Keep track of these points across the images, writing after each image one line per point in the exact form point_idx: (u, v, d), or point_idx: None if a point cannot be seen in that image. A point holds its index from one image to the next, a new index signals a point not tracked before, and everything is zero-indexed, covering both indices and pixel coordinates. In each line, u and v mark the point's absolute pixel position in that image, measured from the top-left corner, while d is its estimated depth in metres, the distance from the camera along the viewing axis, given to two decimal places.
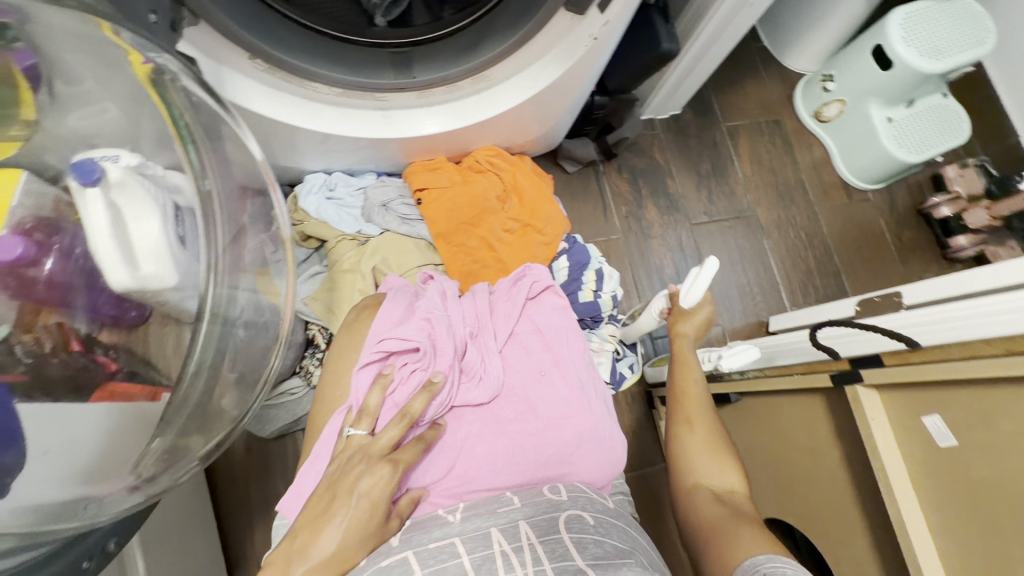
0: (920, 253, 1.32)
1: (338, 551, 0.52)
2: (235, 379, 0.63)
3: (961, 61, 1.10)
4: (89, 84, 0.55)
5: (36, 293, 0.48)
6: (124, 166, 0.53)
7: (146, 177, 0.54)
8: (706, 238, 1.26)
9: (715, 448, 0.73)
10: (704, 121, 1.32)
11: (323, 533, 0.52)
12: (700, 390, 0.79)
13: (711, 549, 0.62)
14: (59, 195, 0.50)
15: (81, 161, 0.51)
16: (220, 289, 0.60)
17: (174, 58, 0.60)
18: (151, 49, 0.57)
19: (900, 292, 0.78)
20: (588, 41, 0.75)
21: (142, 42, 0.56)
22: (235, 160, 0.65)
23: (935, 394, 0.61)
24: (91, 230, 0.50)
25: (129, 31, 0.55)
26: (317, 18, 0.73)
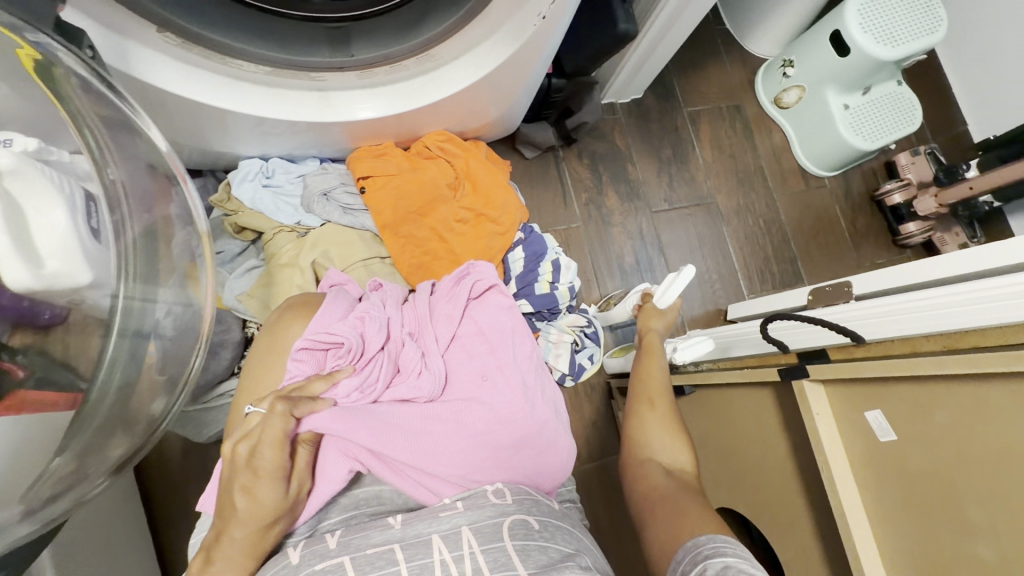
0: (872, 240, 1.34)
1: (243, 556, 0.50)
2: (163, 380, 0.58)
3: (915, 49, 1.10)
4: None
5: None
6: (19, 151, 0.47)
7: (48, 164, 0.49)
8: (666, 226, 1.25)
9: (671, 428, 0.72)
10: (665, 105, 1.30)
11: (224, 536, 0.50)
12: (662, 374, 0.78)
13: (668, 520, 0.60)
14: None
15: None
16: (131, 297, 0.53)
17: (58, 40, 0.53)
18: (28, 31, 0.51)
19: (850, 282, 0.78)
20: (536, 20, 0.70)
21: (16, 23, 0.50)
22: (144, 148, 0.58)
23: (873, 391, 0.62)
24: None
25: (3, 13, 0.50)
26: None
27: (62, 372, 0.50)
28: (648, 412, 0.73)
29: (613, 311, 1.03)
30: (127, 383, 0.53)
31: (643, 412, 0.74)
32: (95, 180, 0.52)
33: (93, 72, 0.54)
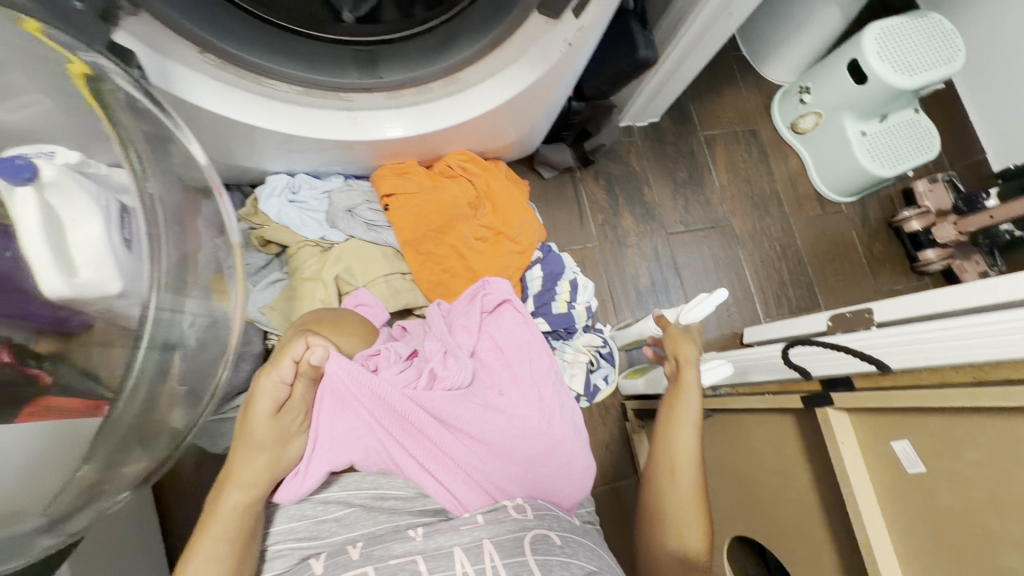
0: (890, 266, 1.34)
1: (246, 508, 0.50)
2: (183, 392, 0.58)
3: (933, 78, 1.12)
4: (15, 74, 0.51)
5: None
6: (61, 163, 0.49)
7: (86, 175, 0.51)
8: (681, 249, 1.25)
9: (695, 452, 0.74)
10: (681, 129, 1.31)
11: (234, 474, 0.50)
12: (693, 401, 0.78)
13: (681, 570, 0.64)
14: None
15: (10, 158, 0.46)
16: (161, 307, 0.53)
17: (110, 61, 0.56)
18: (84, 52, 0.54)
19: (871, 309, 0.77)
20: (563, 47, 0.73)
21: (74, 45, 0.53)
22: (181, 162, 0.59)
23: (899, 420, 0.61)
24: (23, 235, 0.46)
25: (62, 34, 0.53)
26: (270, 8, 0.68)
27: (87, 382, 0.51)
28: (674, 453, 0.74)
29: (629, 330, 1.04)
30: (152, 394, 0.53)
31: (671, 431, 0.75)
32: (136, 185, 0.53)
33: (144, 90, 0.58)
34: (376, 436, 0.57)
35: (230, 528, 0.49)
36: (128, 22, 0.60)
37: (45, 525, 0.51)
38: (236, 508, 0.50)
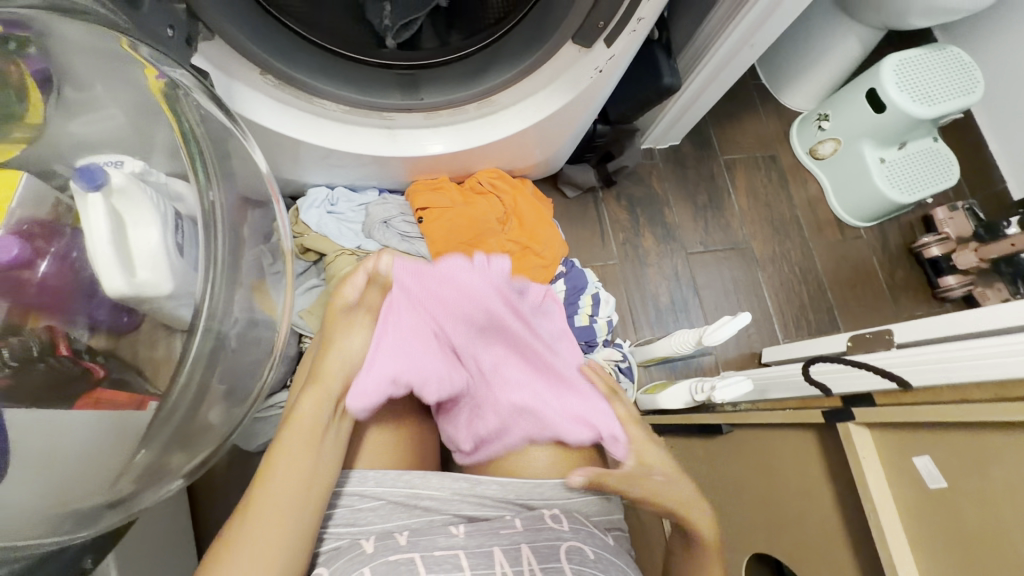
0: (910, 291, 1.34)
1: (323, 421, 0.56)
2: (224, 391, 0.61)
3: (949, 109, 1.15)
4: (98, 90, 0.57)
5: (29, 296, 0.50)
6: (127, 172, 0.54)
7: (148, 183, 0.55)
8: (701, 269, 1.27)
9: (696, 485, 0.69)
10: (701, 153, 1.35)
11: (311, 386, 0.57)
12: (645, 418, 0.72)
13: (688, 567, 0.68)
14: (59, 199, 0.52)
15: (89, 166, 0.52)
16: (213, 300, 0.60)
17: (188, 74, 0.60)
18: (166, 64, 0.58)
19: (891, 330, 0.78)
20: (594, 73, 0.78)
21: (158, 56, 0.57)
22: (240, 170, 0.64)
23: (921, 436, 0.62)
24: (88, 234, 0.51)
25: (147, 46, 0.57)
26: (325, 36, 0.75)
27: (133, 376, 0.56)
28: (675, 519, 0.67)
29: (653, 346, 1.07)
30: (202, 385, 0.60)
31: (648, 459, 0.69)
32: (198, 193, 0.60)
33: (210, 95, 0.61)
34: (429, 367, 0.63)
35: (308, 437, 0.55)
36: (203, 45, 0.66)
37: (109, 503, 0.54)
38: (313, 419, 0.56)
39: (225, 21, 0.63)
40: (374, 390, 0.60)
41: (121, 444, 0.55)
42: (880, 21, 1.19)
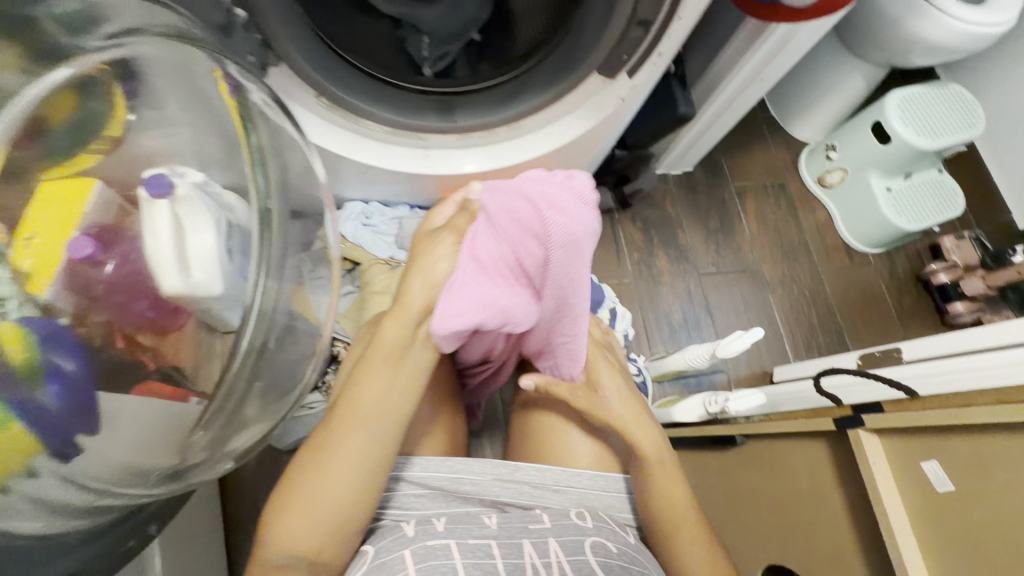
0: (918, 316, 1.37)
1: (404, 345, 0.62)
2: (262, 387, 0.67)
3: (952, 142, 1.21)
4: (171, 110, 0.62)
5: (98, 291, 0.53)
6: (190, 183, 0.62)
7: (207, 194, 0.63)
8: (713, 289, 1.32)
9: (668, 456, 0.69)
10: (713, 180, 1.41)
11: (401, 313, 0.64)
12: (616, 385, 0.72)
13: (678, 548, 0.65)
14: (123, 204, 0.57)
15: (156, 175, 0.60)
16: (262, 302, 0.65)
17: (263, 91, 0.67)
18: (246, 81, 0.65)
19: (899, 348, 0.82)
20: (617, 102, 0.84)
21: (243, 74, 0.65)
22: (296, 178, 0.71)
23: (927, 443, 0.65)
24: (152, 237, 0.58)
25: (234, 65, 0.64)
26: (374, 65, 0.83)
27: (179, 375, 0.61)
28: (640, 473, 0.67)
29: (668, 360, 1.11)
30: (249, 379, 0.65)
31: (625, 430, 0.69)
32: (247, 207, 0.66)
33: (271, 94, 0.68)
34: (513, 297, 0.65)
35: (392, 363, 0.61)
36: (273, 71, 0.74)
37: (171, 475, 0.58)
38: (397, 341, 0.62)
39: (292, 49, 0.70)
40: (463, 315, 0.62)
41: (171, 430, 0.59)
42: (884, 58, 1.26)
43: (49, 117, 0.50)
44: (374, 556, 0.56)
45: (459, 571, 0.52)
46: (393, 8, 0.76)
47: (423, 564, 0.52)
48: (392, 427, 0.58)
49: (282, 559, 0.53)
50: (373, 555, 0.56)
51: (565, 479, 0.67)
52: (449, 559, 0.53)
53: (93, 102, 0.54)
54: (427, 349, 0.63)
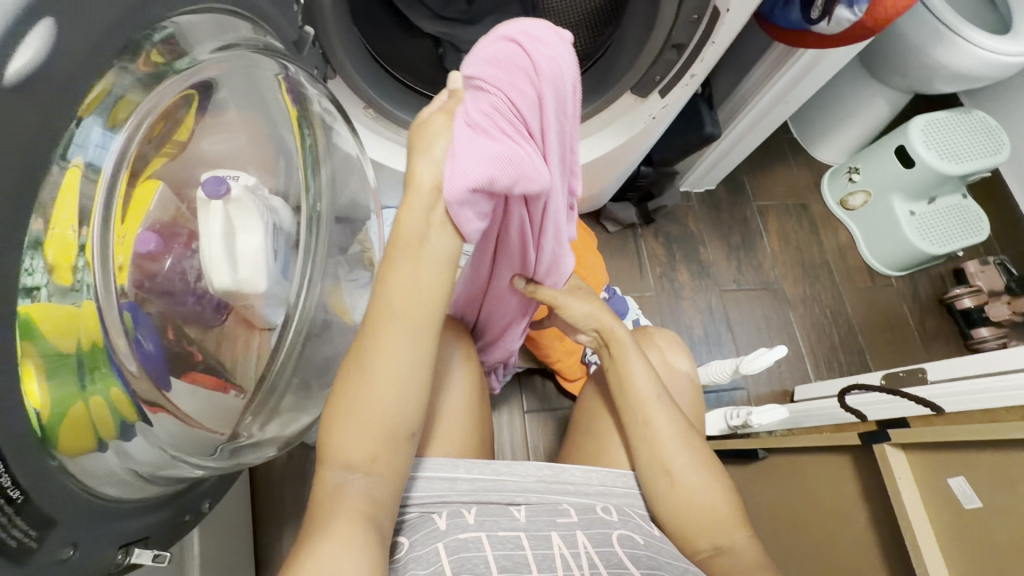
0: (942, 339, 1.36)
1: (422, 232, 0.53)
2: (297, 382, 0.75)
3: (977, 167, 1.22)
4: (230, 115, 0.63)
5: (155, 281, 0.56)
6: (243, 185, 0.66)
7: (257, 197, 0.67)
8: (734, 306, 1.33)
9: (696, 459, 0.67)
10: (736, 198, 1.43)
11: (410, 208, 0.54)
12: (647, 385, 0.70)
13: (699, 519, 0.65)
14: (179, 205, 0.61)
15: (213, 176, 0.63)
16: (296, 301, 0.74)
17: (325, 93, 0.71)
18: (314, 86, 0.69)
19: (924, 368, 0.82)
20: (647, 119, 0.88)
21: (312, 79, 0.68)
22: (339, 185, 0.78)
23: (953, 459, 0.66)
24: (207, 236, 0.63)
25: (306, 77, 0.67)
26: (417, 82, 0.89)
27: (220, 367, 0.65)
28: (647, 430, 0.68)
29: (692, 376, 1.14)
30: (286, 365, 0.74)
31: (649, 435, 0.68)
32: (293, 213, 0.73)
33: (331, 102, 0.72)
34: (522, 148, 0.53)
35: (412, 254, 0.53)
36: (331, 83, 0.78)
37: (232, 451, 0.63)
38: (413, 228, 0.53)
39: (346, 61, 0.74)
40: (475, 170, 0.52)
41: (217, 415, 0.63)
42: (907, 85, 1.29)
43: (161, 121, 0.48)
44: (408, 548, 0.57)
45: (490, 563, 0.53)
46: (435, 27, 0.84)
47: (455, 555, 0.54)
48: (426, 320, 0.51)
49: (343, 477, 0.48)
50: (406, 549, 0.57)
51: (610, 479, 0.69)
52: (481, 552, 0.54)
53: (182, 112, 0.52)
54: (446, 235, 0.54)
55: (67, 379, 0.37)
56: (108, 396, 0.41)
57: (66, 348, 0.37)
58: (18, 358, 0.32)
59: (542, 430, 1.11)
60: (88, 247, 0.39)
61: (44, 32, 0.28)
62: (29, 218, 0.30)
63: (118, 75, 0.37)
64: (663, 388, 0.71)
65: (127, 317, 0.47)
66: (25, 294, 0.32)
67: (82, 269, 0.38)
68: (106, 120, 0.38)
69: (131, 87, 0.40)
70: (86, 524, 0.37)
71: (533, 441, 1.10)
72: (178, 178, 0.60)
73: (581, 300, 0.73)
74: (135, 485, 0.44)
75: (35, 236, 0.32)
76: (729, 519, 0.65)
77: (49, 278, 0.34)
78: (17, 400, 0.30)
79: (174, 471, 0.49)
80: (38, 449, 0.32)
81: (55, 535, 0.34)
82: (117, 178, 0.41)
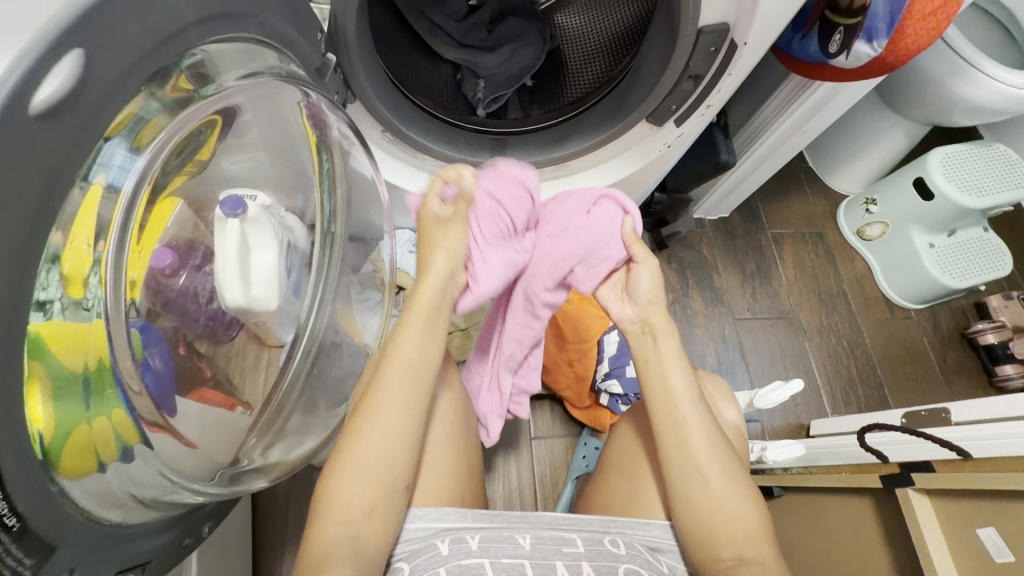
0: (964, 376, 1.32)
1: (439, 299, 0.62)
2: (304, 401, 0.76)
3: (1000, 200, 1.20)
4: (251, 137, 0.64)
5: (173, 297, 0.57)
6: (260, 205, 0.66)
7: (272, 216, 0.68)
8: (748, 335, 1.30)
9: (728, 464, 0.64)
10: (750, 225, 1.42)
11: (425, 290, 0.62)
12: (683, 383, 0.66)
13: (731, 526, 0.62)
14: (197, 222, 0.61)
15: (230, 195, 0.63)
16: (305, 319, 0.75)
17: (345, 125, 0.71)
18: (333, 113, 0.68)
19: (947, 408, 0.79)
20: (662, 147, 0.89)
21: (333, 108, 0.68)
22: (354, 205, 0.80)
23: (982, 508, 0.63)
24: (222, 255, 0.64)
25: (325, 103, 0.66)
26: (420, 94, 0.88)
27: (228, 384, 0.66)
28: (682, 427, 0.65)
29: None
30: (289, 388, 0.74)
31: (684, 434, 0.65)
32: (307, 231, 0.74)
33: (350, 126, 0.72)
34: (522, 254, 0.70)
35: (426, 325, 0.61)
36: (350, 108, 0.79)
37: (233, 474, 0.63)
38: (433, 296, 0.62)
39: (371, 90, 0.75)
40: (494, 276, 0.67)
41: (222, 434, 0.62)
42: (925, 117, 1.28)
43: (182, 143, 0.49)
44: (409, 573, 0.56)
45: None
46: (456, 54, 0.88)
47: None
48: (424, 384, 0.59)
49: (336, 528, 0.53)
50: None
51: (633, 526, 0.66)
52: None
53: (205, 136, 0.53)
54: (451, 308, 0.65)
55: (73, 401, 0.36)
56: (113, 417, 0.41)
57: (74, 369, 0.36)
58: (25, 376, 0.31)
59: (549, 458, 1.08)
60: (103, 263, 0.39)
61: (75, 57, 0.29)
62: (44, 239, 0.29)
63: (146, 100, 0.38)
64: (699, 386, 0.68)
65: (134, 337, 0.47)
66: (38, 309, 0.32)
67: (94, 285, 0.38)
68: (131, 141, 0.39)
69: (158, 112, 0.41)
70: (84, 547, 0.36)
71: (539, 467, 1.07)
72: (198, 198, 0.60)
73: (647, 271, 0.68)
74: (135, 508, 0.43)
75: (53, 252, 0.32)
76: (760, 532, 0.62)
77: (63, 292, 0.34)
78: (23, 416, 0.30)
79: (176, 495, 0.48)
80: (40, 472, 0.32)
81: (53, 562, 0.33)
82: (136, 199, 0.42)
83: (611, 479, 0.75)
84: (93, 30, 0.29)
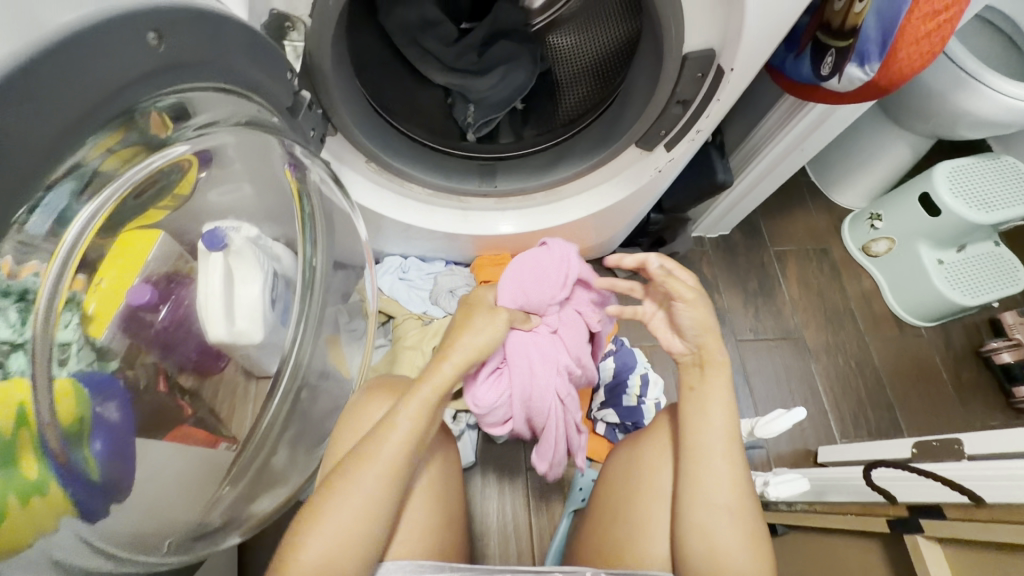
0: (981, 395, 1.27)
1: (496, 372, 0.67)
2: (287, 437, 0.74)
3: (1012, 215, 1.16)
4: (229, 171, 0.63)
5: (150, 334, 0.56)
6: (246, 237, 0.66)
7: (259, 247, 0.67)
8: (752, 356, 1.27)
9: (747, 505, 0.63)
10: (751, 242, 1.39)
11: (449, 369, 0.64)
12: (724, 424, 0.64)
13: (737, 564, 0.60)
14: (183, 252, 0.60)
15: (215, 228, 0.63)
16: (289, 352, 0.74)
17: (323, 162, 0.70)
18: (305, 155, 0.66)
19: (959, 440, 0.75)
20: (653, 172, 0.87)
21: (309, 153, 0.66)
22: (339, 235, 0.79)
23: (998, 557, 0.58)
24: (205, 289, 0.63)
25: (299, 146, 0.64)
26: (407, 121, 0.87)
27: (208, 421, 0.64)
28: (713, 467, 0.63)
29: None
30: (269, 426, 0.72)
31: (711, 476, 0.63)
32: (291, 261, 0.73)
33: (330, 171, 0.71)
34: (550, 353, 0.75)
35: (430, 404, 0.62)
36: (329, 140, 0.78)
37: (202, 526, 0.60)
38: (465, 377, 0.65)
39: (350, 121, 0.74)
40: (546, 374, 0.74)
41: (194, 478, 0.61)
42: (930, 130, 1.24)
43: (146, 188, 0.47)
44: None
45: None
46: (446, 78, 0.87)
47: None
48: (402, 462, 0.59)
49: None
50: None
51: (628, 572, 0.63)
52: None
53: (177, 175, 0.50)
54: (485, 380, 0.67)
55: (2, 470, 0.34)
56: (48, 492, 0.38)
57: None
58: None
59: (546, 488, 1.05)
60: (41, 324, 0.37)
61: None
62: None
63: (97, 152, 0.37)
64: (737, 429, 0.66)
65: (60, 385, 0.41)
66: None
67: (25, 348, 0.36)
68: (79, 195, 0.37)
69: (109, 163, 0.39)
70: None
71: (535, 497, 1.04)
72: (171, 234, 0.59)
73: (692, 309, 0.65)
74: None
75: None
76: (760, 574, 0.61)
77: None
78: None
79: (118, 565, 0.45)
80: None
81: None
82: (81, 248, 0.40)
83: (608, 523, 0.72)
84: (25, 90, 0.28)
